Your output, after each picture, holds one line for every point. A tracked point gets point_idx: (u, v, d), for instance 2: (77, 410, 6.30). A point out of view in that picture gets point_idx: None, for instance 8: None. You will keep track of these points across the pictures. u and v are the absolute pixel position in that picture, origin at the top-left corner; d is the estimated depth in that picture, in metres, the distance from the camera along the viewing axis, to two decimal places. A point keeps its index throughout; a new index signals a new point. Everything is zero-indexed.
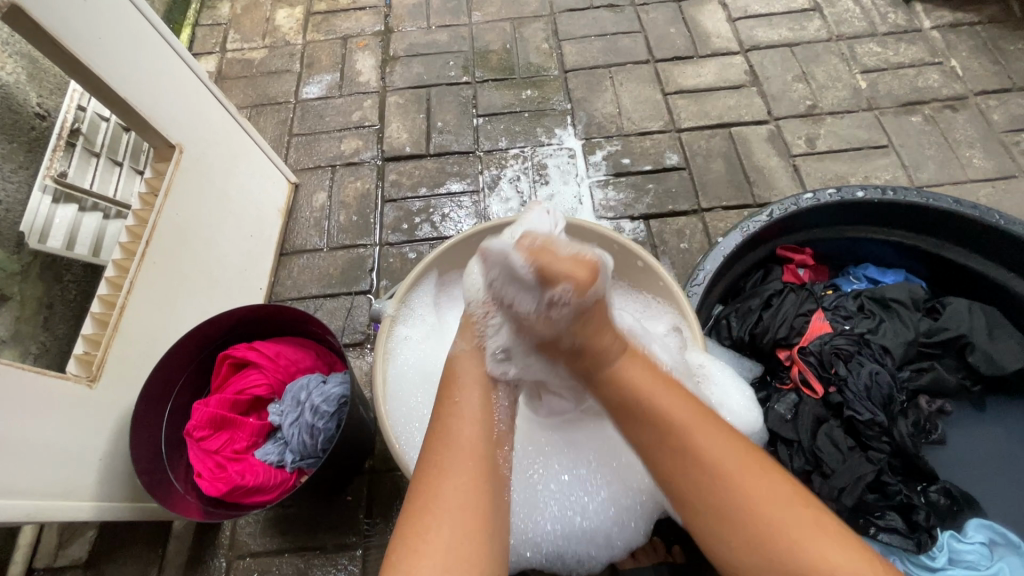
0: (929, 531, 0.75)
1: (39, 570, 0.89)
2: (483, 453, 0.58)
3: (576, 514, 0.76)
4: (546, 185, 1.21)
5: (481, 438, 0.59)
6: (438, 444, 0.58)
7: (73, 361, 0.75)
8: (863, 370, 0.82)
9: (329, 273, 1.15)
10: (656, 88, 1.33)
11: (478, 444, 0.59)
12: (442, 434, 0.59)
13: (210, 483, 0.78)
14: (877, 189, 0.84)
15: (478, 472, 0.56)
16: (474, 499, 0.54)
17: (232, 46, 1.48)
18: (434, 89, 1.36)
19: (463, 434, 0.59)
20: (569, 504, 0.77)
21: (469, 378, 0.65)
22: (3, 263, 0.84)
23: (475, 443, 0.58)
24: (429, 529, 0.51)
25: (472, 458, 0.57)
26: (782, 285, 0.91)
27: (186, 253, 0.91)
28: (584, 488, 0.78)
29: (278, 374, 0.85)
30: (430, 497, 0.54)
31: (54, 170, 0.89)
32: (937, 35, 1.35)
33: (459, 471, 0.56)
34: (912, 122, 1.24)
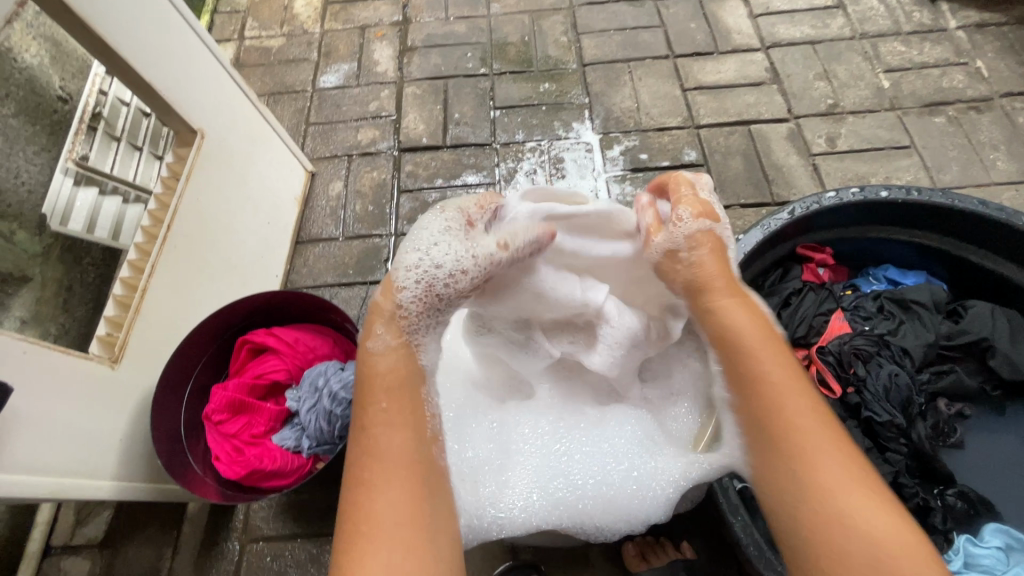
0: (945, 535, 0.75)
1: (56, 548, 0.90)
2: (415, 463, 0.54)
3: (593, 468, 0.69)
4: (562, 179, 1.21)
5: (407, 419, 0.56)
6: (367, 426, 0.55)
7: (95, 342, 0.75)
8: (882, 371, 0.81)
9: (344, 262, 1.15)
10: (675, 84, 1.32)
11: (408, 425, 0.56)
12: (367, 418, 0.55)
13: (229, 466, 0.79)
14: (902, 189, 0.83)
15: (410, 469, 0.53)
16: (409, 483, 0.53)
17: (250, 34, 1.48)
18: (451, 81, 1.36)
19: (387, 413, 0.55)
20: (595, 473, 0.69)
21: (395, 371, 0.57)
22: (25, 244, 0.85)
23: (400, 424, 0.55)
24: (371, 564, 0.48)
25: (399, 442, 0.54)
26: (801, 283, 0.91)
27: (206, 238, 0.91)
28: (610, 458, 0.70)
29: (296, 360, 0.86)
30: (365, 484, 0.52)
31: (75, 153, 0.91)
32: (963, 34, 1.33)
33: (387, 461, 0.53)
34: (935, 122, 1.23)
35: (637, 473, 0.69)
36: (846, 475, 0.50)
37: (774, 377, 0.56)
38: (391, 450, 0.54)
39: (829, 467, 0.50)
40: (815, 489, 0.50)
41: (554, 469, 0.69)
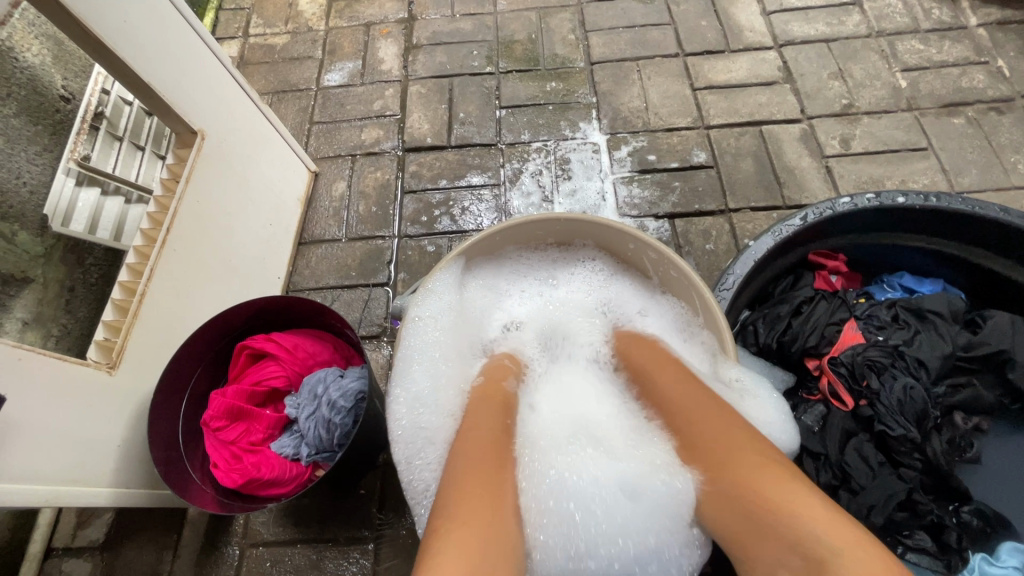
0: (961, 554, 0.73)
1: (57, 549, 0.90)
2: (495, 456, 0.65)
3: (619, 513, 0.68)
4: (568, 180, 1.19)
5: (499, 445, 0.67)
6: (465, 439, 0.66)
7: (94, 347, 0.75)
8: (897, 384, 0.78)
9: (346, 263, 1.14)
10: (685, 83, 1.29)
11: (496, 447, 0.66)
12: (467, 432, 0.67)
13: (225, 474, 0.78)
14: (919, 195, 0.80)
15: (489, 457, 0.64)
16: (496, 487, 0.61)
17: (255, 31, 1.47)
18: (457, 79, 1.34)
19: (485, 435, 0.67)
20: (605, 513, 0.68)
21: (487, 388, 0.75)
22: (27, 246, 0.84)
23: (494, 445, 0.66)
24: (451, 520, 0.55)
25: (495, 457, 0.65)
26: (812, 291, 0.88)
27: (206, 241, 0.90)
28: (618, 498, 0.69)
29: (295, 366, 0.85)
30: (457, 476, 0.61)
31: (77, 153, 0.89)
32: (983, 33, 1.29)
33: (477, 462, 0.63)
34: (954, 124, 1.19)
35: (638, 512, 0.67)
36: (762, 467, 0.57)
37: (696, 404, 0.67)
38: (482, 460, 0.63)
39: (746, 468, 0.58)
40: (734, 490, 0.58)
41: (580, 506, 0.69)
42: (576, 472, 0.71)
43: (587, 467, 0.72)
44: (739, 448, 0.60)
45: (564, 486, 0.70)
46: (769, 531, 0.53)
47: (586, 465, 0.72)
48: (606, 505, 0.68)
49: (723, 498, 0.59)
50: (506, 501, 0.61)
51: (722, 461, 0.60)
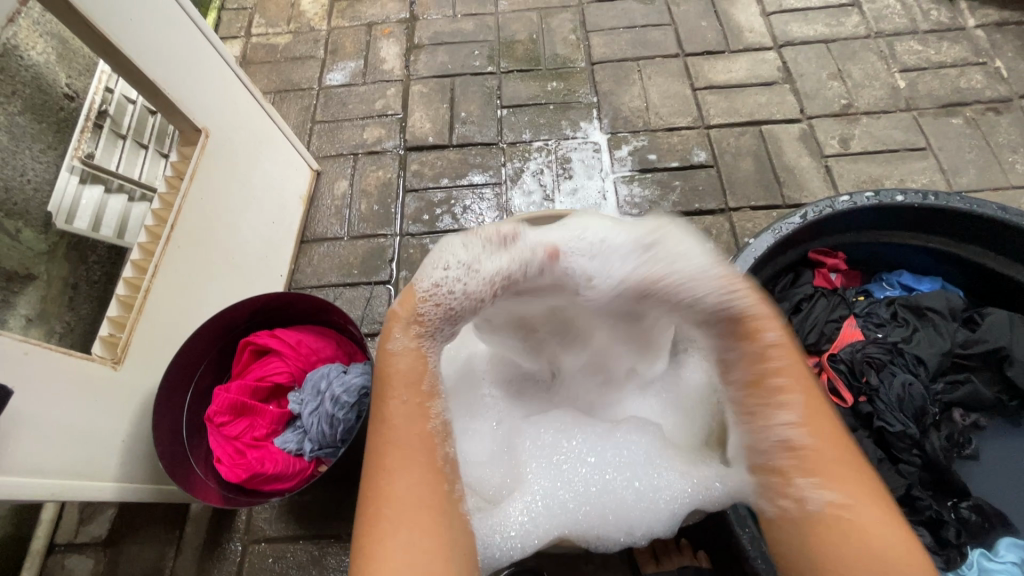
0: (959, 548, 0.73)
1: (60, 546, 0.91)
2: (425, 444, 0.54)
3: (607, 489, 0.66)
4: (569, 179, 1.19)
5: (427, 436, 0.55)
6: (380, 446, 0.53)
7: (98, 343, 0.75)
8: (896, 380, 0.79)
9: (348, 261, 1.14)
10: (685, 83, 1.30)
11: (421, 439, 0.54)
12: (383, 434, 0.54)
13: (230, 469, 0.78)
14: (917, 194, 0.81)
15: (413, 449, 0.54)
16: (427, 495, 0.52)
17: (257, 31, 1.47)
18: (458, 79, 1.35)
19: (408, 430, 0.54)
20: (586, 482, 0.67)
21: (412, 374, 0.56)
22: (30, 243, 0.85)
23: (422, 437, 0.55)
24: (389, 536, 0.49)
25: (422, 457, 0.53)
26: (812, 289, 0.89)
27: (210, 239, 0.91)
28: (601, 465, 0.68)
29: (299, 363, 0.85)
30: (381, 497, 0.51)
31: (81, 151, 0.90)
32: (982, 34, 1.30)
33: (396, 462, 0.52)
34: (952, 124, 1.20)
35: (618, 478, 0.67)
36: (862, 495, 0.50)
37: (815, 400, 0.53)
38: (405, 466, 0.52)
39: (855, 492, 0.50)
40: (842, 517, 0.49)
41: (564, 485, 0.66)
42: (557, 452, 0.69)
43: (571, 446, 0.69)
44: (840, 466, 0.51)
45: (542, 468, 0.68)
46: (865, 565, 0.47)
47: (568, 443, 0.69)
48: (595, 482, 0.66)
49: (813, 520, 0.50)
50: (441, 503, 0.52)
51: (829, 481, 0.51)
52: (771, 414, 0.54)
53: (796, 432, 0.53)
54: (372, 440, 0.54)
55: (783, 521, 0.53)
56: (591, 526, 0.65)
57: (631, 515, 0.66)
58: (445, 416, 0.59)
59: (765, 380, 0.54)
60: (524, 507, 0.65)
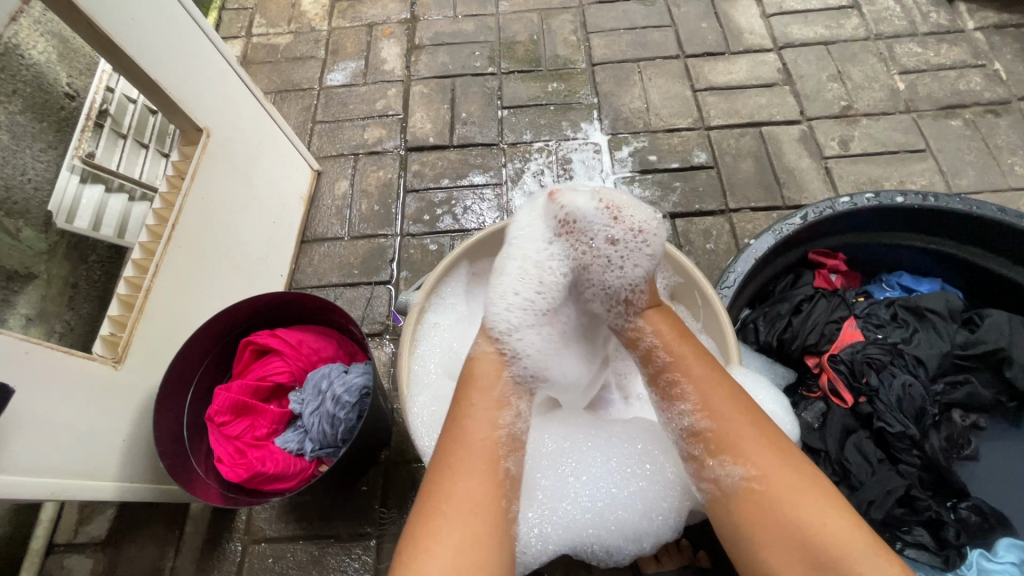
0: (959, 549, 0.74)
1: (59, 546, 0.90)
2: (491, 454, 0.58)
3: (607, 502, 0.70)
4: (570, 180, 1.20)
5: (491, 444, 0.59)
6: (451, 447, 0.58)
7: (100, 343, 0.75)
8: (895, 381, 0.79)
9: (349, 261, 1.14)
10: (686, 84, 1.30)
11: (483, 449, 0.58)
12: (456, 437, 0.59)
13: (230, 468, 0.78)
14: (917, 195, 0.81)
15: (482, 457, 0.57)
16: (484, 501, 0.55)
17: (258, 31, 1.48)
18: (459, 80, 1.35)
19: (476, 435, 0.59)
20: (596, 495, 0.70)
21: (484, 375, 0.64)
22: (30, 242, 0.85)
23: (485, 448, 0.58)
24: (438, 534, 0.52)
25: (484, 464, 0.57)
26: (812, 290, 0.89)
27: (211, 239, 0.91)
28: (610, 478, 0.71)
29: (300, 363, 0.85)
30: (437, 497, 0.54)
31: (82, 151, 0.90)
32: (980, 36, 1.30)
33: (463, 471, 0.56)
34: (951, 126, 1.20)
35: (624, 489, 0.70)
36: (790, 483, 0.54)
37: (707, 381, 0.61)
38: (466, 472, 0.56)
39: (782, 480, 0.54)
40: (754, 490, 0.55)
41: (567, 498, 0.70)
42: (563, 463, 0.73)
43: (574, 459, 0.74)
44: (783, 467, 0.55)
45: (548, 478, 0.72)
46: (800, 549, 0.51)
47: (572, 453, 0.74)
48: (597, 496, 0.70)
49: (736, 497, 0.56)
50: (496, 515, 0.55)
51: (748, 460, 0.56)
52: (677, 400, 0.63)
53: (701, 420, 0.60)
54: (440, 444, 0.59)
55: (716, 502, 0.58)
56: (595, 538, 0.69)
57: (631, 526, 0.69)
58: (512, 428, 0.62)
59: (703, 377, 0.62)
60: (538, 514, 0.69)
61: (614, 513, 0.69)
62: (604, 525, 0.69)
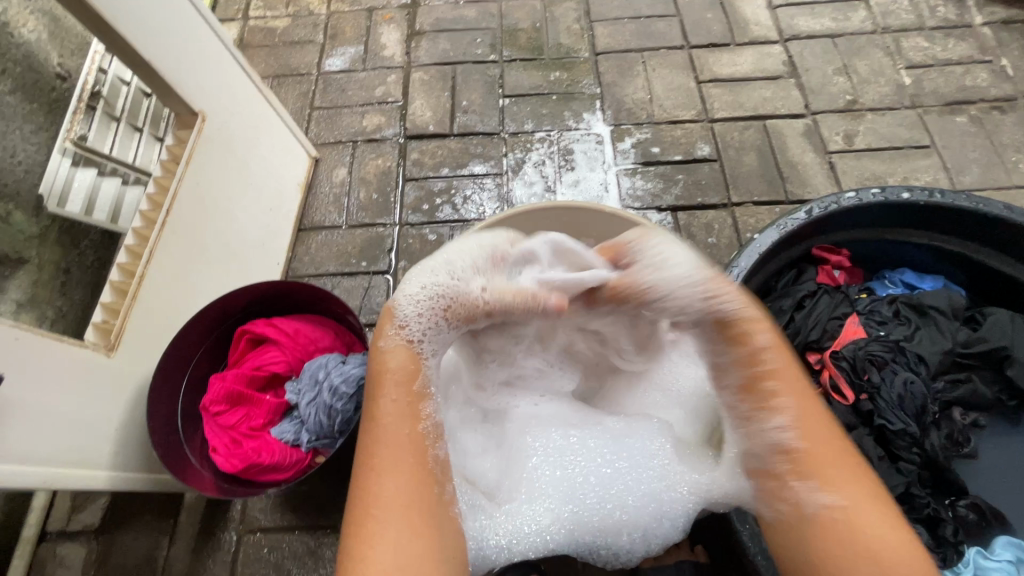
0: (956, 546, 0.73)
1: (51, 533, 0.90)
2: (415, 448, 0.56)
3: (620, 505, 0.68)
4: (571, 171, 1.18)
5: (415, 436, 0.57)
6: (370, 447, 0.56)
7: (92, 330, 0.74)
8: (897, 378, 0.79)
9: (346, 251, 1.12)
10: (690, 76, 1.28)
11: (412, 439, 0.57)
12: (375, 437, 0.56)
13: (226, 458, 0.78)
14: (923, 191, 0.80)
15: (407, 452, 0.56)
16: (410, 496, 0.54)
17: (255, 14, 1.44)
18: (460, 67, 1.32)
19: (397, 433, 0.56)
20: (607, 496, 0.69)
21: (403, 373, 0.59)
22: (21, 225, 0.82)
23: (407, 439, 0.56)
24: (375, 542, 0.51)
25: (406, 457, 0.55)
26: (816, 286, 0.88)
27: (206, 225, 0.89)
28: (623, 480, 0.69)
29: (297, 352, 0.85)
30: (370, 497, 0.53)
31: (74, 133, 0.88)
32: (988, 31, 1.29)
33: (390, 475, 0.54)
34: (957, 122, 1.19)
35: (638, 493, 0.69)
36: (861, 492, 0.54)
37: (803, 399, 0.57)
38: (393, 467, 0.54)
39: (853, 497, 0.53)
40: (838, 519, 0.53)
41: (572, 498, 0.68)
42: (569, 454, 0.71)
43: (582, 456, 0.71)
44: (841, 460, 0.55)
45: (549, 469, 0.70)
46: (836, 545, 0.52)
47: (575, 443, 0.72)
48: (607, 498, 0.69)
49: (810, 515, 0.54)
50: (425, 502, 0.54)
51: (834, 484, 0.54)
52: (765, 415, 0.58)
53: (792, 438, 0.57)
54: (361, 446, 0.56)
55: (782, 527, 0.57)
56: (603, 539, 0.69)
57: (643, 521, 0.69)
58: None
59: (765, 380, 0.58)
60: (533, 508, 0.68)
61: (624, 515, 0.68)
62: (614, 526, 0.68)
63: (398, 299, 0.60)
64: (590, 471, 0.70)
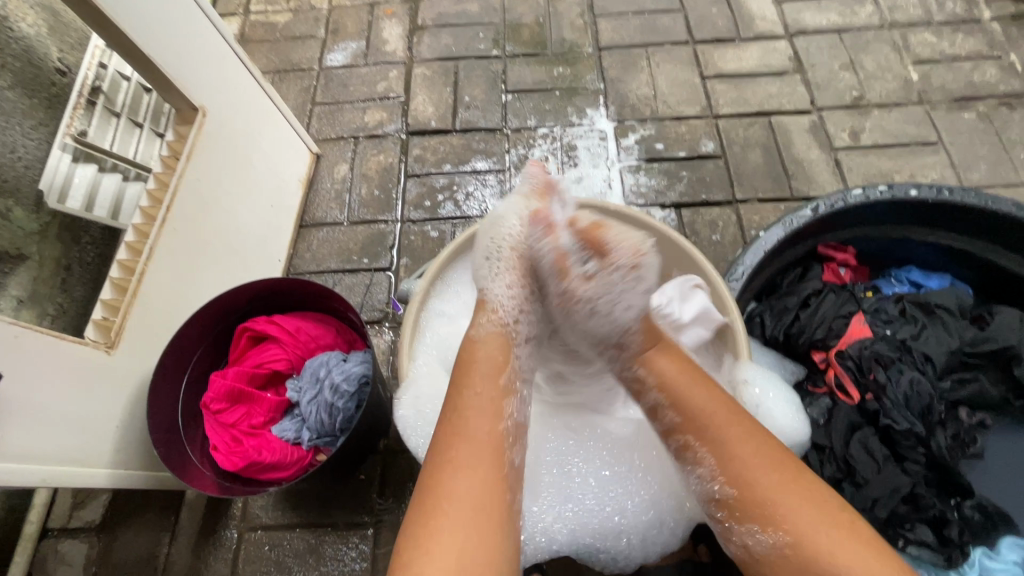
0: (961, 547, 0.73)
1: (53, 530, 0.90)
2: (495, 447, 0.57)
3: (619, 509, 0.69)
4: (574, 167, 1.17)
5: (496, 436, 0.57)
6: (450, 441, 0.56)
7: (91, 327, 0.73)
8: (903, 378, 0.78)
9: (348, 247, 1.12)
10: (694, 71, 1.27)
11: (491, 443, 0.57)
12: (457, 429, 0.57)
13: (226, 456, 0.77)
14: (932, 188, 0.78)
15: (484, 450, 0.56)
16: (486, 497, 0.53)
17: (256, 8, 1.43)
18: (462, 62, 1.31)
19: (479, 429, 0.57)
20: (608, 500, 0.70)
21: (491, 362, 0.62)
22: (21, 222, 0.82)
23: (487, 436, 0.57)
24: (444, 536, 0.50)
25: (484, 456, 0.55)
26: (822, 284, 0.87)
27: (206, 221, 0.89)
28: (625, 487, 0.71)
29: (298, 350, 0.84)
30: (441, 492, 0.52)
31: (73, 128, 0.86)
32: (997, 26, 1.27)
33: (468, 473, 0.54)
34: (965, 118, 1.18)
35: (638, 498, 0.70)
36: (794, 502, 0.53)
37: (711, 415, 0.59)
38: (472, 466, 0.54)
39: (800, 529, 0.51)
40: (772, 533, 0.53)
41: (575, 501, 0.70)
42: (572, 462, 0.74)
43: (588, 463, 0.74)
44: (773, 477, 0.54)
45: (556, 477, 0.73)
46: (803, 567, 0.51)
47: (583, 453, 0.75)
48: (607, 501, 0.70)
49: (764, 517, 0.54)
50: (501, 505, 0.54)
51: (755, 500, 0.54)
52: (693, 463, 0.59)
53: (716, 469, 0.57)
54: (439, 442, 0.56)
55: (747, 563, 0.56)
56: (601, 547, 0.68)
57: (642, 532, 0.68)
58: (498, 423, 0.61)
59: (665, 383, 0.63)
60: (540, 510, 0.69)
61: (624, 519, 0.69)
62: (615, 534, 0.68)
63: (487, 290, 0.67)
64: (594, 478, 0.73)
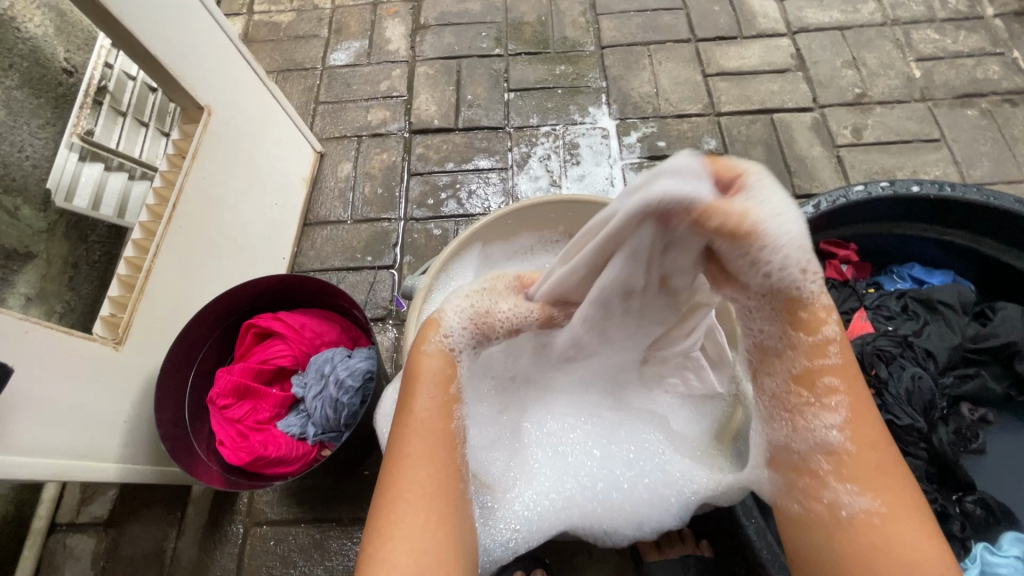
0: (963, 541, 0.74)
1: (61, 526, 0.91)
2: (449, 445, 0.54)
3: (618, 492, 0.69)
4: (576, 165, 1.17)
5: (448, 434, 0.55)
6: (403, 436, 0.53)
7: (99, 323, 0.74)
8: (905, 373, 0.79)
9: (352, 245, 1.13)
10: (696, 69, 1.27)
11: (443, 437, 0.54)
12: (410, 426, 0.54)
13: (233, 451, 0.78)
14: (934, 184, 0.79)
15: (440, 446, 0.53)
16: (440, 495, 0.51)
17: (259, 8, 1.44)
18: (465, 61, 1.32)
19: (432, 426, 0.54)
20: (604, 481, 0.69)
21: (438, 374, 0.56)
22: (29, 220, 0.82)
23: (442, 433, 0.54)
24: (396, 534, 0.49)
25: (440, 454, 0.53)
26: (823, 280, 0.88)
27: (212, 219, 0.89)
28: (622, 466, 0.70)
29: (303, 346, 0.85)
30: (394, 491, 0.51)
31: (80, 128, 0.88)
32: (1000, 23, 1.27)
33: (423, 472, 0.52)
34: (967, 115, 1.18)
35: (638, 482, 0.69)
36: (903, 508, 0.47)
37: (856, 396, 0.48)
38: (426, 464, 0.52)
39: (895, 506, 0.47)
40: (874, 525, 0.47)
41: (569, 482, 0.69)
42: (565, 443, 0.71)
43: (580, 444, 0.71)
44: (889, 477, 0.48)
45: (548, 458, 0.70)
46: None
47: (576, 433, 0.72)
48: (604, 485, 0.69)
49: (851, 523, 0.47)
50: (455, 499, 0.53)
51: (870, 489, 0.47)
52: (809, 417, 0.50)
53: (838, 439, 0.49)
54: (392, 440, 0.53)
55: (811, 522, 0.50)
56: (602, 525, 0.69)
57: (641, 512, 0.69)
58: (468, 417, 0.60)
59: (817, 376, 0.49)
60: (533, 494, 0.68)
61: (622, 502, 0.69)
62: (614, 514, 0.69)
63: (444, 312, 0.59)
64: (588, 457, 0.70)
